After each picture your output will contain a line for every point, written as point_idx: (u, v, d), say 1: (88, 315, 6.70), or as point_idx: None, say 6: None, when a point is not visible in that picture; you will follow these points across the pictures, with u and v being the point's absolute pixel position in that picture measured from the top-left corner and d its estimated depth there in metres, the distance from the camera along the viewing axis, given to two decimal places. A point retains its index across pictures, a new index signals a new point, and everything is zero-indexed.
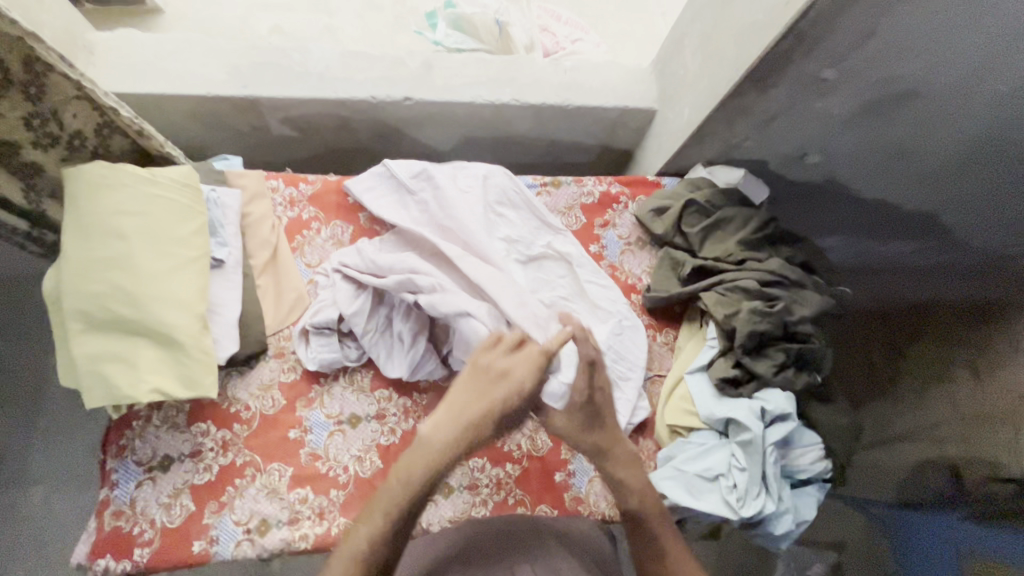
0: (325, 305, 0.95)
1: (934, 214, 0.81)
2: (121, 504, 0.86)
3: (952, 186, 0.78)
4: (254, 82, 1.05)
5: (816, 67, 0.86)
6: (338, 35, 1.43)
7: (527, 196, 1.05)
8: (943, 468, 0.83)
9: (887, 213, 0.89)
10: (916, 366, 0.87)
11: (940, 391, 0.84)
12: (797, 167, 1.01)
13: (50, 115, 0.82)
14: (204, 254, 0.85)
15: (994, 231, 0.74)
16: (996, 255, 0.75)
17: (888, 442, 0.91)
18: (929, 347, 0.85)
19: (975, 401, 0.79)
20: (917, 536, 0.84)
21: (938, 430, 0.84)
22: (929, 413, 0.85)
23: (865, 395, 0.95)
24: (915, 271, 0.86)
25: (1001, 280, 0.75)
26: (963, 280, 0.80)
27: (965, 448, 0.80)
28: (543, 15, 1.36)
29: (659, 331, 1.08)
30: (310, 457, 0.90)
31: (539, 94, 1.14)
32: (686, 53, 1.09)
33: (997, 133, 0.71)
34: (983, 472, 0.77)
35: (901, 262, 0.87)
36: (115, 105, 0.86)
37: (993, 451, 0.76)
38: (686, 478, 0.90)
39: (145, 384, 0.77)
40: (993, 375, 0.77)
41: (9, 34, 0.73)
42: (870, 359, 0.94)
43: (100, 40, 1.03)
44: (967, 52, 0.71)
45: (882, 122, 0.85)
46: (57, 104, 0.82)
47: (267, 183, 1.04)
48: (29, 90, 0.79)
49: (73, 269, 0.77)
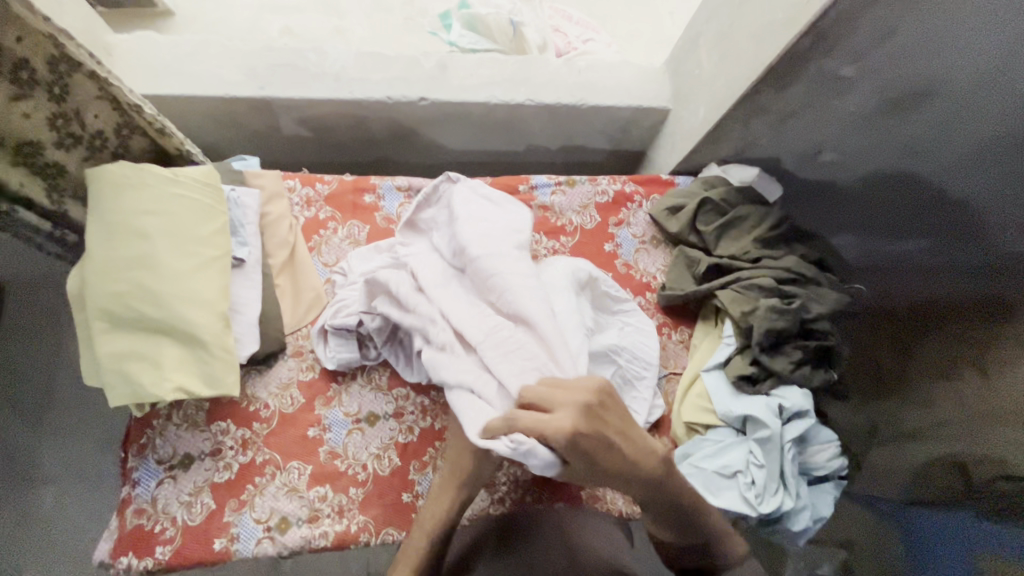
0: (342, 310, 0.94)
1: (946, 205, 0.80)
2: (142, 502, 0.87)
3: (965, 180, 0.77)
4: (271, 82, 1.05)
5: (837, 64, 0.88)
6: (348, 36, 1.44)
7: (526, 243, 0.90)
8: (952, 465, 0.80)
9: (896, 208, 0.88)
10: (924, 364, 0.86)
11: (947, 389, 0.83)
12: (810, 166, 1.01)
13: (73, 115, 0.83)
14: (225, 254, 0.86)
15: (1006, 226, 0.73)
16: (1006, 251, 0.74)
17: (897, 438, 0.89)
18: (935, 348, 0.84)
19: (984, 400, 0.78)
20: (933, 529, 0.78)
21: (946, 427, 0.83)
22: (937, 413, 0.84)
23: (873, 393, 0.94)
24: (925, 266, 0.85)
25: (1009, 279, 0.74)
26: (967, 278, 0.79)
27: (973, 446, 0.78)
28: (555, 15, 1.37)
29: (673, 329, 1.09)
30: (329, 455, 0.91)
31: (553, 94, 1.14)
32: (701, 52, 1.09)
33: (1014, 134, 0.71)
34: (992, 469, 0.75)
35: (910, 258, 0.87)
36: (139, 103, 0.85)
37: (1002, 447, 0.74)
38: (704, 475, 0.90)
39: (168, 382, 0.77)
40: (1001, 372, 0.76)
41: (41, 32, 0.74)
42: (879, 360, 0.93)
43: (119, 43, 1.04)
44: (989, 53, 0.71)
45: (902, 121, 0.84)
46: (79, 104, 0.83)
47: (285, 183, 1.05)
48: (53, 90, 0.79)
49: (97, 269, 0.77)
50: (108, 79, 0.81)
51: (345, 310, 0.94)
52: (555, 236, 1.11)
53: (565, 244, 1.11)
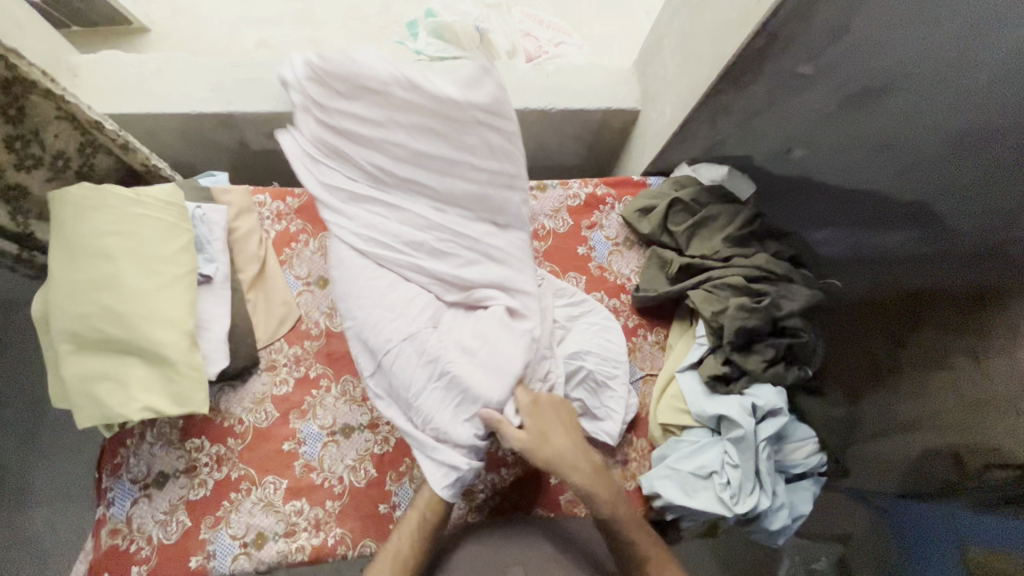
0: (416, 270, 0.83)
1: (926, 205, 0.82)
2: (117, 522, 0.86)
3: (918, 192, 0.82)
4: (237, 98, 1.05)
5: (793, 61, 0.85)
6: (324, 47, 1.46)
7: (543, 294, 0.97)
8: (946, 454, 0.85)
9: (880, 207, 0.89)
10: (917, 354, 0.88)
11: (940, 377, 0.86)
12: (782, 161, 1.02)
13: (31, 136, 0.84)
14: (191, 270, 0.86)
15: (987, 220, 0.75)
16: (990, 247, 0.76)
17: (893, 430, 0.93)
18: (930, 336, 0.86)
19: (978, 386, 0.80)
20: (921, 524, 0.88)
21: (940, 415, 0.86)
22: (927, 402, 0.88)
23: (867, 383, 0.98)
24: (912, 261, 0.86)
25: (998, 270, 0.75)
26: (957, 267, 0.80)
27: (970, 437, 0.81)
28: (526, 20, 1.38)
29: (649, 330, 1.09)
30: (304, 469, 0.91)
31: (522, 100, 1.15)
32: (666, 53, 1.09)
33: (983, 123, 0.72)
34: (985, 459, 0.79)
35: (897, 254, 0.88)
36: (99, 118, 0.88)
37: (998, 435, 0.77)
38: (680, 476, 0.91)
39: (136, 402, 0.78)
40: (996, 363, 0.78)
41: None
42: (871, 351, 0.96)
43: (85, 63, 1.05)
44: (949, 36, 0.69)
45: (864, 117, 0.85)
46: (37, 124, 0.84)
47: (254, 198, 1.05)
48: (9, 112, 0.80)
49: (63, 292, 0.78)
50: (65, 95, 0.84)
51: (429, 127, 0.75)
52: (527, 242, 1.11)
53: (537, 249, 1.11)
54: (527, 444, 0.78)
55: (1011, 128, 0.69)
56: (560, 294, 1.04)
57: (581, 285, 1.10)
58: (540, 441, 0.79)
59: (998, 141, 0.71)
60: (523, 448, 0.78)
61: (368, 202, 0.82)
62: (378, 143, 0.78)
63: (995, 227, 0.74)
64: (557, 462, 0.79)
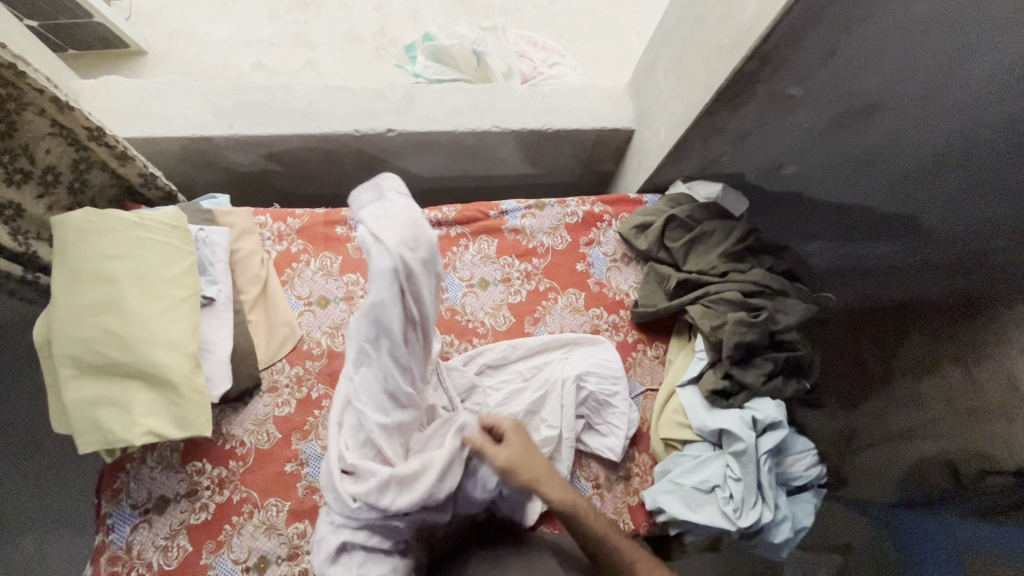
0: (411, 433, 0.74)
1: (910, 216, 0.91)
2: (116, 549, 0.85)
3: (900, 212, 0.92)
4: (239, 121, 1.07)
5: (782, 85, 0.85)
6: (321, 68, 1.48)
7: (507, 357, 1.01)
8: (942, 463, 0.89)
9: (867, 219, 0.98)
10: (908, 360, 0.95)
11: (931, 384, 0.91)
12: (773, 177, 1.06)
13: (20, 151, 0.84)
14: (195, 293, 0.87)
15: (955, 218, 0.85)
16: (973, 257, 0.85)
17: (892, 441, 0.95)
18: (916, 345, 0.94)
19: (969, 393, 0.86)
20: (916, 532, 0.90)
21: (936, 425, 0.90)
22: (922, 410, 0.92)
23: (860, 394, 1.01)
24: (897, 271, 0.95)
25: (982, 278, 0.85)
26: (944, 279, 0.89)
27: (963, 446, 0.86)
28: (520, 41, 1.41)
29: (649, 345, 1.11)
30: (308, 490, 0.90)
31: (519, 120, 1.17)
32: (659, 74, 1.11)
33: (963, 139, 0.78)
34: (982, 466, 0.83)
35: (885, 264, 0.97)
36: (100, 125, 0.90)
37: (990, 442, 0.83)
38: (682, 491, 0.92)
39: (138, 426, 0.78)
40: (986, 367, 0.84)
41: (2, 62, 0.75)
42: (862, 359, 1.01)
43: (86, 88, 1.06)
44: (930, 60, 0.71)
45: (851, 133, 0.88)
46: (29, 140, 0.85)
47: (256, 219, 1.06)
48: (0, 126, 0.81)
49: (65, 315, 0.78)
50: (69, 102, 0.84)
51: (402, 281, 0.60)
52: (527, 259, 1.13)
53: (537, 266, 1.12)
54: (517, 452, 0.78)
55: (995, 143, 0.75)
56: (522, 344, 1.02)
57: (581, 301, 1.11)
58: (526, 462, 0.78)
59: (986, 155, 0.78)
60: (507, 463, 0.76)
61: (380, 350, 0.64)
62: (416, 296, 0.64)
63: (985, 235, 0.83)
64: (535, 478, 0.77)
